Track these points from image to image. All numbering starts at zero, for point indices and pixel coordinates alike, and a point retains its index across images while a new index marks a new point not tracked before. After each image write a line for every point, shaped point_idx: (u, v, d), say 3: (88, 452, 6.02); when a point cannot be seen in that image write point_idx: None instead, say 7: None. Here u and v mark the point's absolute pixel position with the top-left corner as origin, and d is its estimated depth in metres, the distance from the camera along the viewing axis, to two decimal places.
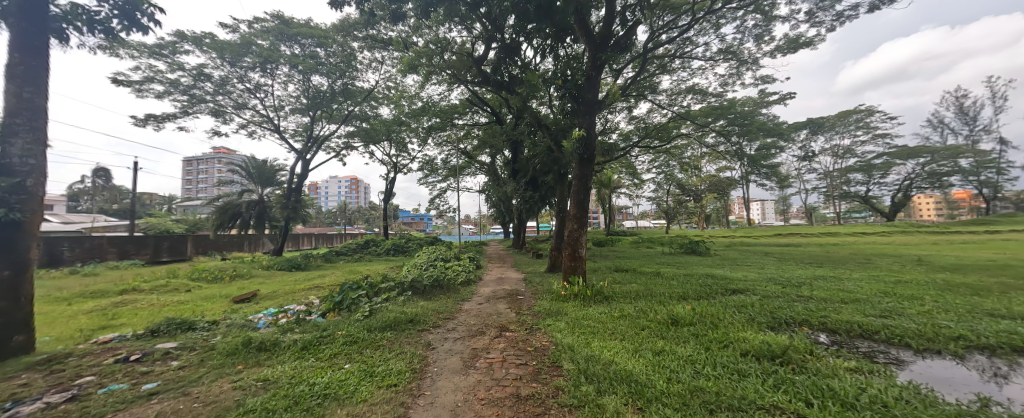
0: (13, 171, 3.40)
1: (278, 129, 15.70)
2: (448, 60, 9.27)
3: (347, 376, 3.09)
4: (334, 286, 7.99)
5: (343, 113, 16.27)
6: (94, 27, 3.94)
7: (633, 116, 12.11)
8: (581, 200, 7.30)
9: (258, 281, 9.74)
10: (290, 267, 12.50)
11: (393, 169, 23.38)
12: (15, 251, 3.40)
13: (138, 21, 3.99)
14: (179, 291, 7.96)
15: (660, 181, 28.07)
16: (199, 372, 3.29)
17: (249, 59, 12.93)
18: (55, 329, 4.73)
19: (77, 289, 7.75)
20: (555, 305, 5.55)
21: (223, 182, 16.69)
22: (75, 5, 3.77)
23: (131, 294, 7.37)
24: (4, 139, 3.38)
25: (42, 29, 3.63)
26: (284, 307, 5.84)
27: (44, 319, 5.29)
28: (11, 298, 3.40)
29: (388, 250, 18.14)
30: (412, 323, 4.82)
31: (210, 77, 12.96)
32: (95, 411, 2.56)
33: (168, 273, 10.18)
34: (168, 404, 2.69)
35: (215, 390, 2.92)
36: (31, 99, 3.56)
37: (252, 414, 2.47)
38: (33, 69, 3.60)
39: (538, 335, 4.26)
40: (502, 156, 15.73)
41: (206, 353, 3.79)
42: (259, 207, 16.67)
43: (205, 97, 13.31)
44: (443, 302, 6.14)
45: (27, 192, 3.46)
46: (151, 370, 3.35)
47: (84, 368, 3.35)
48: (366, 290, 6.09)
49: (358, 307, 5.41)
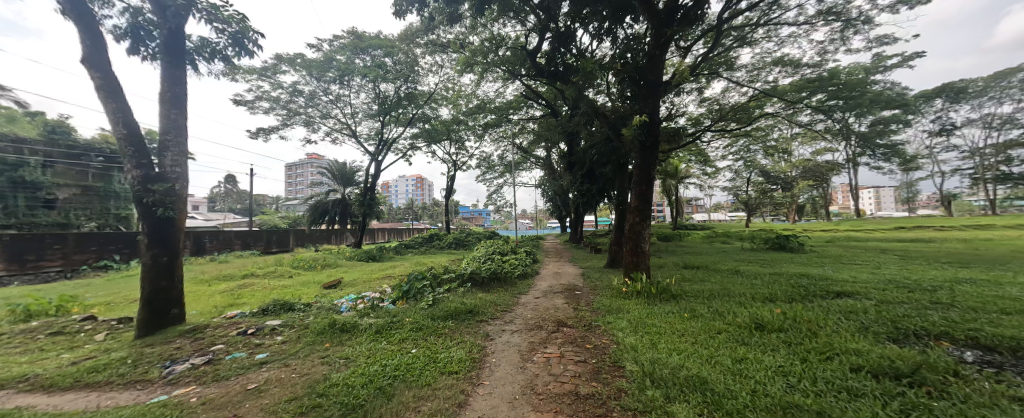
0: (168, 178, 4.29)
1: (355, 134, 17.46)
2: (503, 56, 9.35)
3: (413, 360, 3.30)
4: (403, 276, 8.73)
5: (408, 117, 17.41)
6: (217, 56, 4.77)
7: (703, 99, 10.86)
8: (643, 191, 6.81)
9: (342, 270, 11.05)
10: (368, 258, 13.97)
11: (454, 167, 24.53)
12: (170, 242, 4.32)
13: (246, 47, 4.70)
14: (283, 277, 9.43)
15: (738, 168, 24.97)
16: (297, 347, 3.82)
17: (331, 74, 14.55)
18: (199, 305, 5.93)
19: (215, 274, 9.66)
20: (615, 303, 5.26)
21: (314, 183, 19.16)
22: (203, 40, 4.61)
23: (250, 278, 8.95)
24: (161, 153, 4.29)
25: (180, 62, 4.48)
26: (362, 294, 6.49)
27: (193, 297, 6.65)
28: (168, 278, 4.32)
29: (451, 244, 19.15)
30: (472, 314, 4.99)
31: (302, 92, 14.92)
32: (224, 374, 3.15)
33: (276, 262, 12.11)
34: (273, 372, 3.18)
35: (308, 364, 3.36)
36: (176, 121, 4.44)
37: (336, 388, 2.78)
38: (179, 99, 4.48)
39: (599, 332, 4.08)
40: (558, 149, 15.43)
41: (302, 330, 4.39)
42: (342, 205, 18.85)
43: (300, 110, 15.42)
44: (500, 295, 6.27)
45: (176, 195, 4.33)
46: (261, 343, 3.99)
47: (218, 337, 4.13)
48: (430, 280, 6.50)
49: (423, 297, 5.81)
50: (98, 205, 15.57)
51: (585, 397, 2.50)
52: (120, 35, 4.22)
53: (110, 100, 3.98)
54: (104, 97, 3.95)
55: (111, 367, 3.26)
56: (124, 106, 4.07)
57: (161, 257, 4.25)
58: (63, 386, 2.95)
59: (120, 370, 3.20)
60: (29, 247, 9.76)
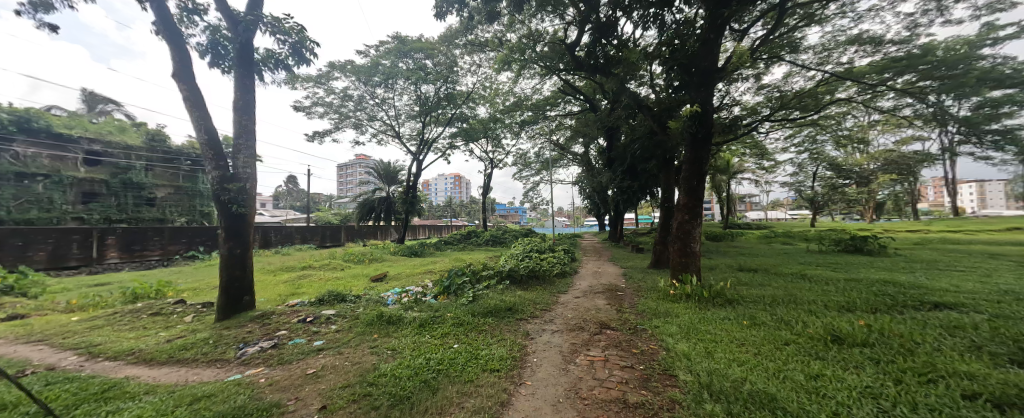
0: (241, 178, 4.76)
1: (398, 135, 18.30)
2: (542, 52, 9.22)
3: (456, 355, 3.35)
4: (444, 271, 8.98)
5: (448, 117, 17.88)
6: (280, 66, 5.20)
7: (761, 86, 9.86)
8: (693, 187, 6.34)
9: (387, 264, 11.66)
10: (410, 253, 14.63)
11: (491, 165, 24.79)
12: (242, 236, 4.79)
13: (304, 55, 5.06)
14: (336, 269, 10.16)
15: (802, 162, 22.47)
16: (349, 336, 4.07)
17: (377, 78, 15.36)
18: (267, 293, 6.57)
19: (279, 265, 10.68)
20: (662, 306, 4.95)
21: (362, 182, 20.37)
22: (269, 52, 5.05)
23: (308, 270, 9.76)
24: (236, 156, 4.77)
25: (250, 72, 4.94)
26: (406, 288, 6.78)
27: (262, 286, 7.40)
28: (241, 268, 4.81)
29: (488, 241, 19.43)
30: (511, 312, 4.97)
31: (351, 96, 15.92)
32: (287, 358, 3.43)
33: (330, 255, 13.10)
34: (329, 359, 3.41)
35: (359, 353, 3.55)
36: (247, 126, 4.91)
37: (384, 378, 2.89)
38: (249, 106, 4.95)
39: (646, 337, 3.85)
40: (597, 145, 14.94)
41: (353, 321, 4.66)
42: (387, 203, 19.80)
43: (350, 114, 16.49)
44: (539, 294, 6.19)
45: (247, 193, 4.79)
46: (318, 330, 4.30)
47: (281, 323, 4.53)
48: (470, 276, 6.60)
49: (463, 293, 5.91)
50: (187, 203, 17.95)
51: (634, 406, 2.36)
52: (202, 51, 4.75)
53: (196, 110, 4.50)
54: (191, 107, 4.47)
55: (196, 346, 3.71)
56: (206, 115, 4.57)
57: (236, 249, 4.74)
58: (161, 361, 3.41)
59: (203, 349, 3.62)
60: (135, 239, 11.46)
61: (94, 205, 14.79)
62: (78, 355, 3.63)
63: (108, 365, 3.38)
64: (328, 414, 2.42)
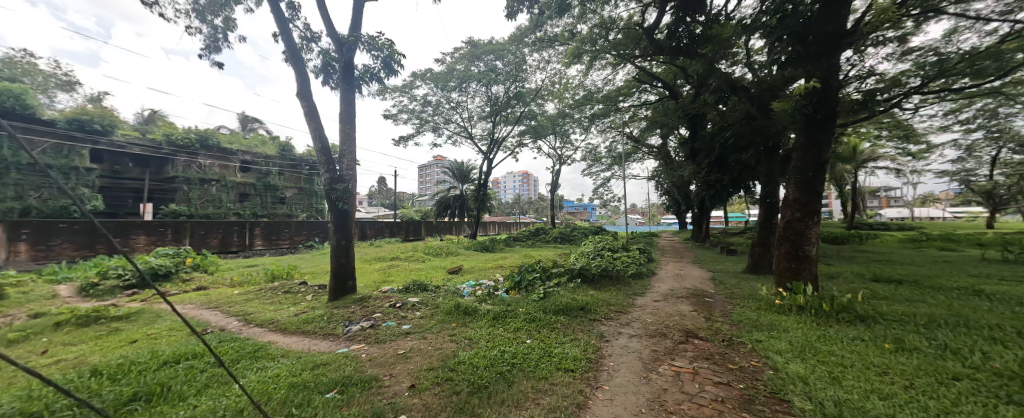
0: (346, 179, 5.53)
1: (471, 136, 19.28)
2: (615, 39, 8.71)
3: (529, 351, 3.38)
4: (513, 267, 9.16)
5: (517, 115, 18.18)
6: (373, 79, 5.87)
7: (907, 50, 7.65)
8: (807, 178, 5.30)
9: (461, 258, 12.39)
10: (482, 248, 15.36)
11: (559, 162, 24.45)
12: (346, 229, 5.56)
13: (393, 68, 5.63)
14: (418, 261, 11.18)
15: (972, 144, 17.05)
16: (432, 322, 4.42)
17: (452, 82, 16.40)
18: (364, 279, 7.56)
19: (373, 255, 12.20)
20: (764, 317, 4.26)
21: (439, 182, 22.00)
22: (366, 68, 5.75)
23: (395, 260, 10.94)
24: (341, 160, 5.55)
25: (352, 86, 5.69)
26: (479, 281, 7.10)
27: (360, 272, 8.53)
28: (345, 256, 5.59)
29: (556, 238, 19.23)
30: (584, 311, 4.81)
31: (430, 102, 17.28)
32: (381, 338, 3.87)
33: (413, 248, 14.50)
34: (415, 342, 3.74)
35: (440, 339, 3.82)
36: (349, 134, 5.67)
37: (463, 366, 3.06)
38: (350, 116, 5.70)
39: (744, 351, 3.34)
40: (678, 135, 13.57)
41: (435, 309, 5.05)
42: (460, 200, 21.11)
43: (429, 118, 17.93)
44: (613, 294, 5.88)
45: (348, 192, 5.53)
46: (406, 315, 4.77)
47: (377, 306, 5.15)
48: (540, 273, 6.59)
49: (534, 289, 5.94)
50: (306, 201, 21.71)
51: None
52: (318, 73, 5.63)
53: (313, 122, 5.37)
54: (309, 120, 5.35)
55: (315, 321, 4.46)
56: (320, 126, 5.41)
57: (342, 240, 5.54)
58: (292, 330, 4.20)
59: (320, 323, 4.34)
60: (272, 230, 14.31)
61: (247, 203, 18.83)
62: (239, 320, 4.68)
63: (257, 330, 4.28)
64: (416, 393, 2.65)
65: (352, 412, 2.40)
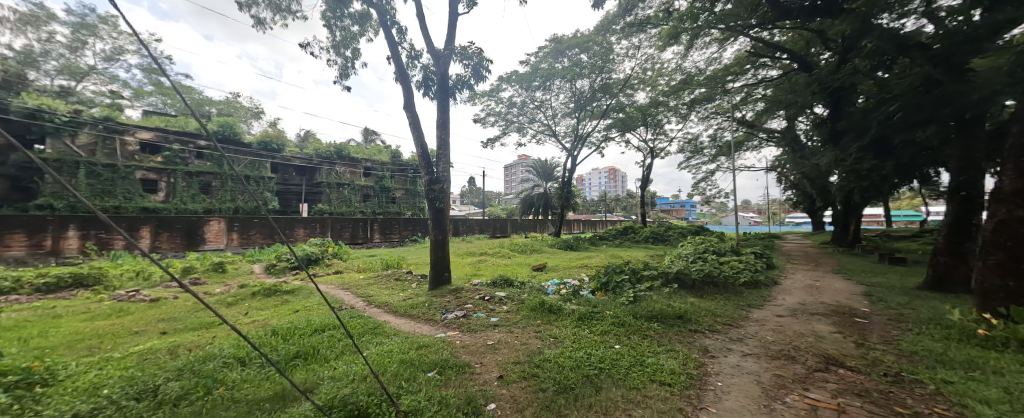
0: (442, 179, 6.13)
1: (555, 134, 19.21)
2: (723, 11, 7.53)
3: (619, 356, 3.19)
4: (600, 267, 8.80)
5: (603, 108, 17.36)
6: (465, 86, 6.34)
7: None
8: None
9: (546, 256, 12.49)
10: (566, 247, 15.21)
11: (651, 155, 22.39)
12: (442, 226, 6.17)
13: (482, 74, 5.97)
14: (504, 256, 11.72)
15: None
16: (518, 317, 4.56)
17: (536, 82, 16.63)
18: (458, 272, 8.29)
19: (466, 250, 13.27)
20: (958, 351, 3.12)
21: (524, 180, 22.54)
22: (459, 77, 6.23)
23: (484, 255, 11.70)
24: (437, 164, 6.17)
25: (447, 95, 6.25)
26: (564, 280, 7.02)
27: (455, 265, 9.39)
28: (441, 250, 6.20)
29: (648, 238, 17.70)
30: (682, 320, 4.31)
31: (516, 103, 17.84)
32: (473, 327, 4.17)
33: (500, 244, 15.23)
34: (503, 335, 3.92)
35: (525, 335, 3.91)
36: (444, 139, 6.25)
37: (548, 363, 3.07)
38: (445, 123, 6.28)
39: (921, 393, 2.51)
40: (811, 115, 10.99)
41: (520, 304, 5.20)
42: (545, 198, 21.29)
43: (514, 119, 18.54)
44: (720, 304, 5.12)
45: (443, 192, 6.11)
46: (494, 308, 5.03)
47: (468, 297, 5.57)
48: (630, 274, 6.14)
49: (622, 291, 5.58)
50: (411, 201, 24.87)
51: None
52: (419, 86, 6.35)
53: (415, 130, 6.10)
54: (413, 129, 6.09)
55: (419, 307, 5.08)
56: (421, 134, 6.11)
57: (439, 235, 6.16)
58: (401, 313, 4.89)
59: (422, 309, 4.92)
60: (387, 226, 16.81)
61: (368, 203, 22.61)
62: (363, 301, 5.65)
63: (376, 311, 5.10)
64: (504, 384, 2.77)
65: (449, 393, 2.65)
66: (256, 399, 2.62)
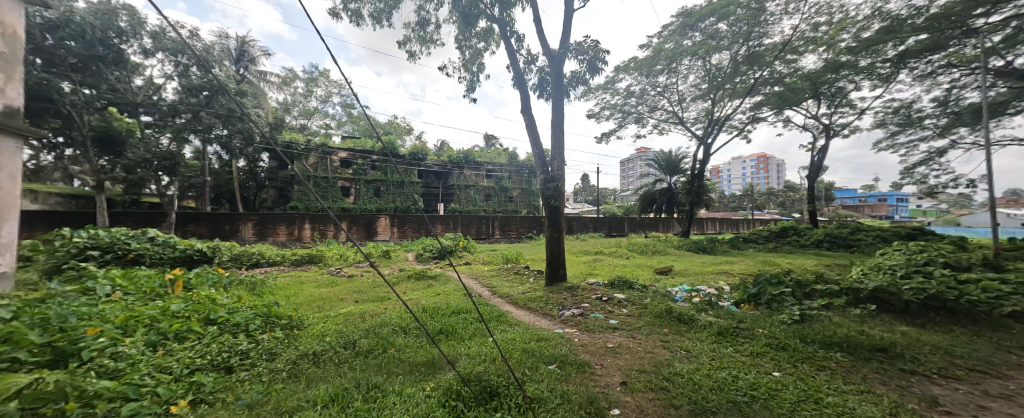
0: (556, 178, 6.23)
1: (682, 120, 16.96)
2: None
3: (779, 386, 2.58)
4: (746, 275, 7.32)
5: (748, 84, 14.35)
6: (579, 82, 6.25)
7: None
8: None
9: (672, 258, 11.22)
10: (698, 249, 13.32)
11: (826, 135, 17.17)
12: (557, 223, 6.27)
13: (597, 66, 5.76)
14: (622, 257, 11.12)
15: None
16: (640, 323, 4.24)
17: (659, 65, 15.13)
18: (574, 270, 8.32)
19: (581, 248, 13.16)
20: None
21: (643, 175, 20.77)
22: (574, 74, 6.20)
23: (600, 254, 11.41)
24: (553, 163, 6.28)
25: (561, 94, 6.29)
26: (696, 287, 6.13)
27: (570, 263, 9.46)
28: (557, 248, 6.31)
29: (819, 242, 13.74)
30: (884, 354, 3.17)
31: (634, 93, 16.56)
32: (590, 328, 4.10)
33: (617, 244, 14.43)
34: (623, 340, 3.70)
35: (651, 343, 3.60)
36: (559, 138, 6.32)
37: (680, 379, 2.75)
38: (560, 122, 6.34)
39: None
40: None
41: (642, 309, 4.81)
42: (669, 194, 19.12)
43: (632, 110, 17.25)
44: (958, 340, 3.53)
45: (558, 190, 6.21)
46: (613, 311, 4.81)
47: (585, 297, 5.48)
48: (792, 287, 4.89)
49: (781, 308, 4.48)
50: (526, 199, 26.26)
51: None
52: (535, 89, 6.59)
53: (530, 132, 6.38)
54: (528, 131, 6.39)
55: (537, 300, 5.32)
56: (536, 134, 6.35)
57: (554, 233, 6.27)
58: (521, 305, 5.21)
59: (541, 304, 5.13)
60: (506, 223, 18.19)
61: (491, 202, 24.98)
62: (489, 290, 6.28)
63: (499, 301, 5.59)
64: (628, 391, 2.63)
65: (571, 389, 2.68)
66: (415, 362, 3.24)
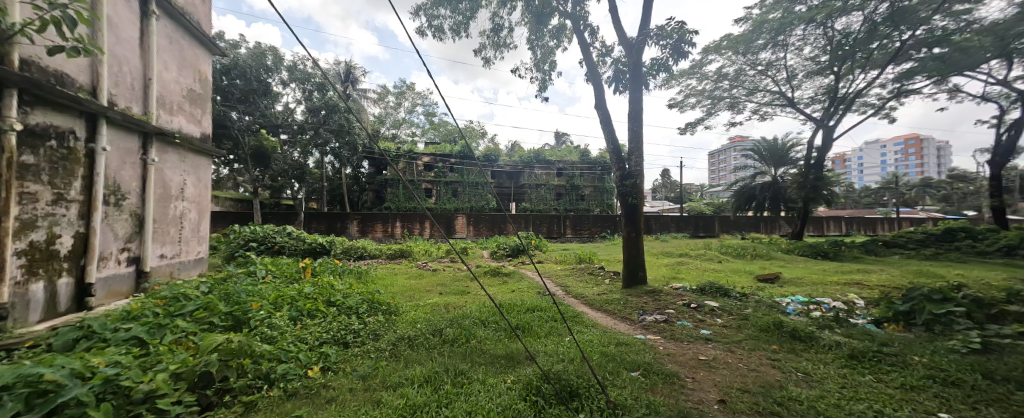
0: (634, 174, 5.87)
1: (792, 101, 14.39)
2: None
3: None
4: (888, 288, 5.88)
5: (889, 49, 11.46)
6: (661, 69, 5.77)
7: None
8: None
9: (779, 264, 9.62)
10: (815, 254, 11.16)
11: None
12: (636, 222, 5.91)
13: (682, 50, 5.25)
14: (713, 260, 9.94)
15: None
16: (740, 336, 3.74)
17: (762, 40, 13.08)
18: (655, 273, 7.73)
19: (662, 249, 12.15)
20: None
21: (739, 168, 18.34)
22: (654, 61, 5.75)
23: (685, 257, 10.38)
24: (632, 159, 5.92)
25: (639, 85, 5.89)
26: (814, 298, 5.14)
27: (650, 265, 8.83)
28: (635, 248, 5.93)
29: (1006, 249, 10.30)
30: None
31: (727, 75, 14.62)
32: (678, 336, 3.76)
33: (706, 246, 12.93)
34: (720, 353, 3.30)
35: (755, 360, 3.14)
36: (637, 132, 5.93)
37: (797, 405, 2.34)
38: (639, 115, 5.95)
39: None
40: None
41: (742, 321, 4.23)
42: (773, 189, 16.42)
43: (724, 94, 15.26)
44: None
45: (636, 188, 5.84)
46: (705, 320, 4.32)
47: (669, 302, 5.04)
48: (967, 306, 3.74)
49: (949, 332, 3.47)
50: (598, 198, 25.34)
51: None
52: (610, 82, 6.30)
53: (605, 128, 6.13)
54: (602, 127, 6.14)
55: (615, 303, 5.08)
56: (611, 130, 6.08)
57: (632, 233, 5.92)
58: (597, 307, 5.04)
59: (619, 306, 4.89)
60: (577, 222, 17.85)
61: (561, 200, 24.75)
62: (562, 290, 6.21)
63: (574, 301, 5.50)
64: (729, 411, 2.34)
65: (658, 400, 2.50)
66: (495, 354, 3.39)
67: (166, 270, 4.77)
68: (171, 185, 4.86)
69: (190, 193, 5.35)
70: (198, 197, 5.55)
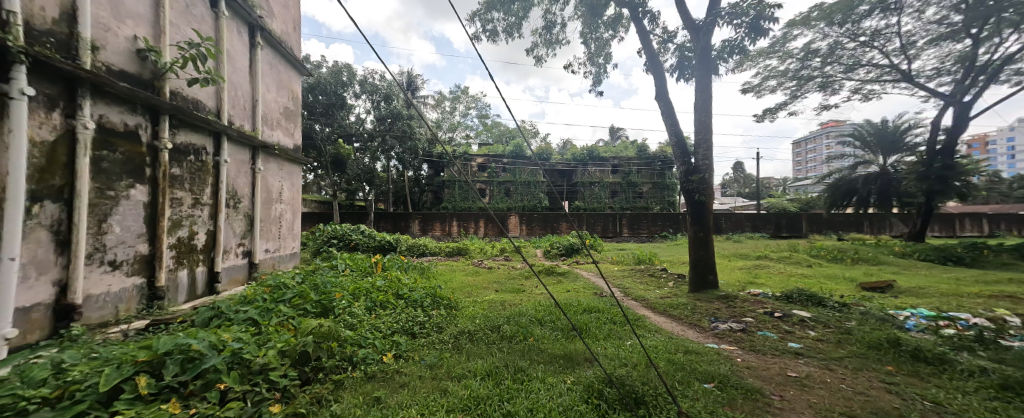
0: (702, 169, 5.41)
1: (908, 75, 11.96)
2: None
3: None
4: None
5: None
6: (734, 51, 5.20)
7: None
8: None
9: (891, 270, 8.08)
10: (944, 259, 9.15)
11: None
12: (704, 222, 5.43)
13: (761, 27, 4.68)
14: (801, 264, 8.70)
15: None
16: (840, 352, 3.21)
17: (866, 5, 11.08)
18: (728, 277, 7.00)
19: (735, 251, 10.98)
20: None
21: (834, 157, 15.83)
22: (726, 42, 5.21)
23: (764, 260, 9.25)
24: (700, 153, 5.44)
25: (707, 71, 5.39)
26: (944, 312, 4.21)
27: (722, 268, 8.04)
28: (704, 250, 5.45)
29: None
30: None
31: (818, 50, 12.66)
32: (759, 347, 3.36)
33: (791, 247, 11.37)
34: (814, 370, 2.88)
35: (862, 382, 2.67)
36: (705, 122, 5.44)
37: None
38: (708, 104, 5.45)
39: None
40: None
41: (843, 335, 3.63)
42: (880, 181, 13.83)
43: (813, 74, 13.27)
44: None
45: (705, 184, 5.37)
46: (793, 331, 3.80)
47: (746, 309, 4.54)
48: None
49: None
50: (658, 195, 23.79)
51: None
52: (673, 70, 5.87)
53: (667, 120, 5.72)
54: (664, 120, 5.75)
55: (681, 308, 4.71)
56: (675, 123, 5.65)
57: (699, 233, 5.44)
58: (661, 311, 4.73)
59: (686, 311, 4.53)
60: (635, 221, 16.97)
61: (617, 198, 23.72)
62: (621, 292, 5.95)
63: (633, 303, 5.23)
64: None
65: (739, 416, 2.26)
66: (554, 354, 3.36)
67: (270, 262, 5.62)
68: (273, 189, 5.69)
69: (287, 196, 6.22)
70: (292, 200, 6.43)
